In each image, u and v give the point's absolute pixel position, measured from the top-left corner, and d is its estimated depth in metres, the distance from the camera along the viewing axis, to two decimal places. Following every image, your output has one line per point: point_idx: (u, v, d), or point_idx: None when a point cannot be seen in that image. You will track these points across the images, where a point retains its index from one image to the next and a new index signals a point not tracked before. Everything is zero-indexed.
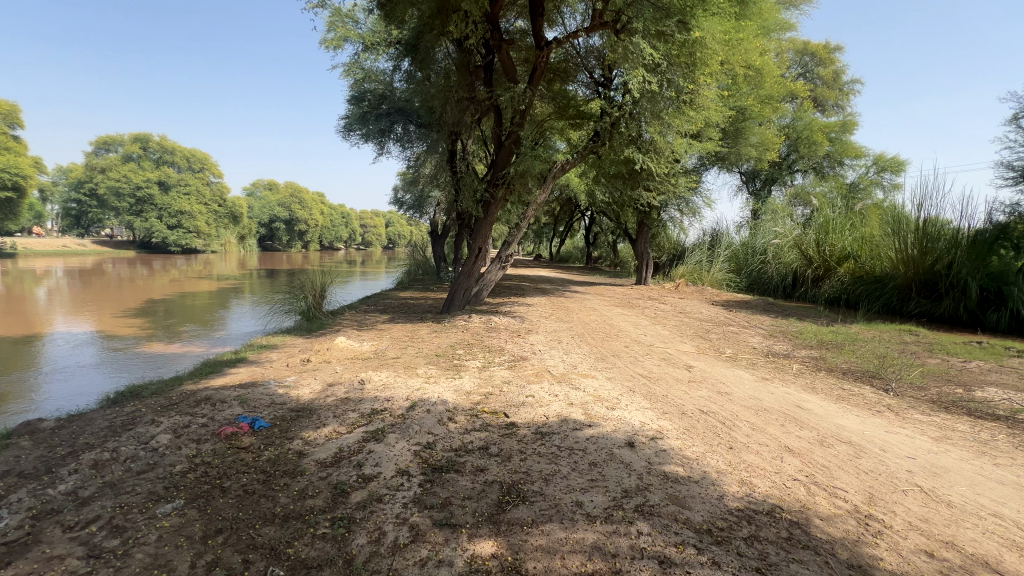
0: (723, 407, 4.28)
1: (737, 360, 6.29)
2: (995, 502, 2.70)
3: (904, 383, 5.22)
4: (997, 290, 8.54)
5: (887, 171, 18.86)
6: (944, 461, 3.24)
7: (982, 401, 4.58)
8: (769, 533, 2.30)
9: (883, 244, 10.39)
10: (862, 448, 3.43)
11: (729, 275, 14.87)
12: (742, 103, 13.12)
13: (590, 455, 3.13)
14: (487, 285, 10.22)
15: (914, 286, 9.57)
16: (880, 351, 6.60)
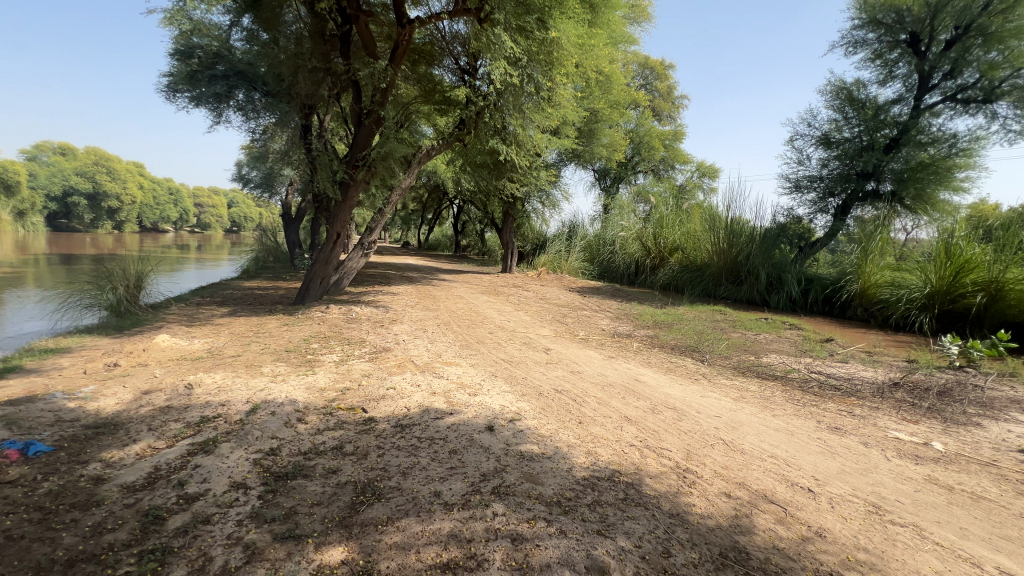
0: (576, 385, 4.64)
1: (589, 341, 6.90)
2: (773, 446, 3.39)
3: (715, 354, 6.26)
4: (777, 277, 10.78)
5: (706, 176, 22.35)
6: (740, 416, 3.97)
7: (766, 365, 5.74)
8: (609, 496, 2.56)
9: (702, 238, 12.34)
10: (683, 412, 4.01)
11: (583, 263, 16.23)
12: (595, 106, 14.29)
13: (450, 443, 3.13)
14: (348, 274, 9.66)
15: (723, 273, 11.58)
16: (698, 328, 7.85)
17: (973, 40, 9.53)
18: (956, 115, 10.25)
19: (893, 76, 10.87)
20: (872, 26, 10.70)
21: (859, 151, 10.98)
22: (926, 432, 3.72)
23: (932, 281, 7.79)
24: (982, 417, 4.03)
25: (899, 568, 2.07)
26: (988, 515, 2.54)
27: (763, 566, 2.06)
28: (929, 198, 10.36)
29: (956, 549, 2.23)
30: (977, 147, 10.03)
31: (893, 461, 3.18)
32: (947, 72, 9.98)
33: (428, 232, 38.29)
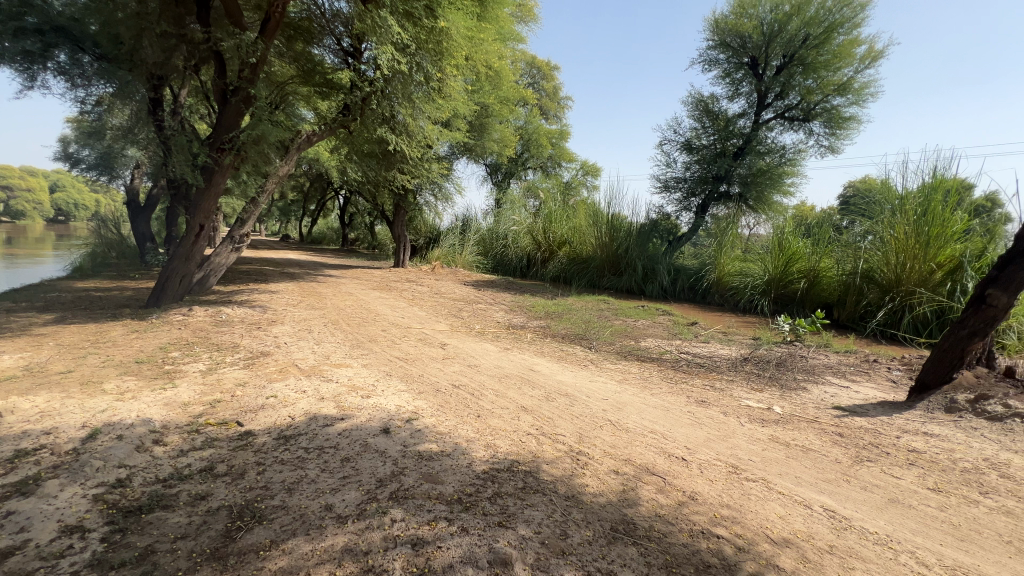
0: (473, 379, 4.64)
1: (485, 334, 6.96)
2: (652, 422, 3.73)
3: (601, 341, 6.72)
4: (651, 268, 11.95)
5: (589, 174, 23.82)
6: (624, 397, 4.31)
7: (644, 349, 6.31)
8: (508, 487, 2.60)
9: (586, 233, 13.16)
10: (575, 397, 4.24)
11: (477, 257, 16.36)
12: (485, 100, 14.37)
13: (342, 451, 2.93)
14: (216, 271, 8.59)
15: (605, 266, 12.52)
16: (586, 317, 8.35)
17: (796, 68, 11.39)
18: (785, 130, 12.18)
19: (739, 93, 12.45)
20: (722, 47, 12.24)
21: (715, 157, 12.55)
22: (769, 398, 4.39)
23: (770, 270, 9.27)
24: (807, 382, 4.88)
25: (753, 517, 2.40)
26: (814, 463, 3.06)
27: (648, 533, 2.25)
28: (766, 200, 12.25)
29: (792, 495, 2.65)
30: (800, 158, 12.02)
31: (746, 426, 3.70)
32: (778, 93, 11.80)
33: (310, 224, 35.50)
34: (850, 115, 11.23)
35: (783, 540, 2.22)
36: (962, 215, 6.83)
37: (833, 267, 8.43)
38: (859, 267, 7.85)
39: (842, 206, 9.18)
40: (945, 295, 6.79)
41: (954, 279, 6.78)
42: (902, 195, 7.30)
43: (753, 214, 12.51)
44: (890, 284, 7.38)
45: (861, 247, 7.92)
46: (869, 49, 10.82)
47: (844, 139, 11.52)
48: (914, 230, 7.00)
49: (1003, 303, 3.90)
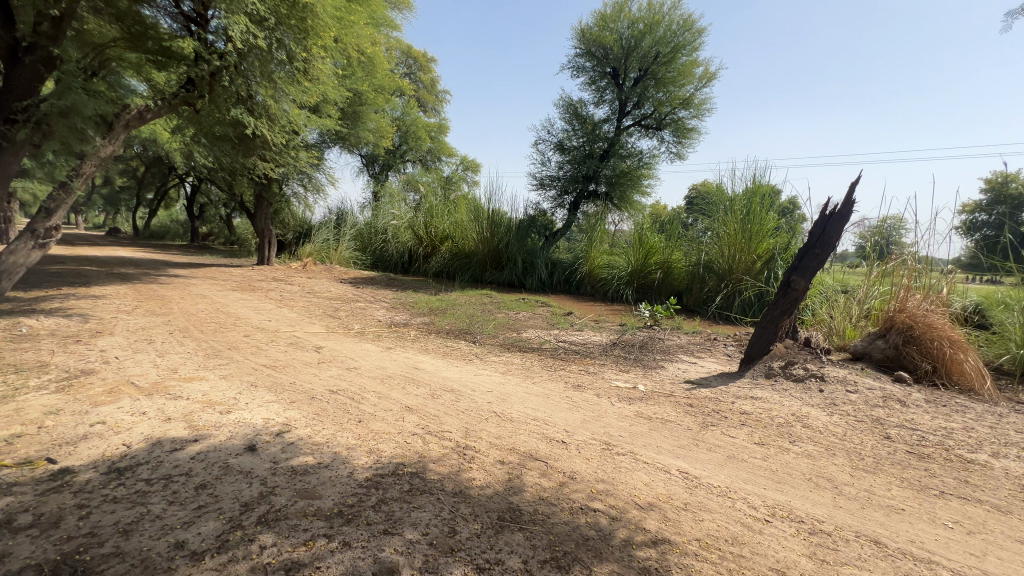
0: (353, 382, 4.39)
1: (365, 333, 6.63)
2: (534, 410, 3.91)
3: (485, 334, 6.84)
4: (530, 262, 12.49)
5: (469, 170, 23.97)
6: (508, 388, 4.45)
7: (526, 340, 6.58)
8: (393, 491, 2.51)
9: (468, 227, 13.25)
10: (460, 392, 4.25)
11: (355, 253, 15.49)
12: (358, 87, 13.60)
13: (196, 478, 2.56)
14: (13, 274, 6.76)
15: (487, 261, 12.78)
16: (470, 312, 8.42)
17: (649, 81, 12.73)
18: (642, 136, 13.51)
19: (603, 100, 13.50)
20: (588, 56, 13.18)
21: (584, 158, 13.45)
22: (634, 378, 4.89)
23: (632, 263, 10.20)
24: (664, 361, 5.54)
25: (624, 488, 2.65)
26: (671, 432, 3.49)
27: (533, 517, 2.35)
28: (628, 199, 13.55)
29: (654, 462, 2.98)
30: (654, 162, 13.39)
31: (615, 405, 4.07)
32: (635, 103, 13.06)
33: (147, 216, 30.28)
34: (692, 127, 12.85)
35: (648, 504, 2.48)
36: (774, 215, 8.38)
37: (681, 259, 9.65)
38: (702, 259, 9.11)
39: (687, 205, 10.55)
40: (763, 280, 8.30)
41: (769, 268, 8.28)
42: (731, 198, 8.72)
43: (617, 212, 13.74)
44: (725, 273, 8.68)
45: (703, 242, 9.24)
46: (705, 70, 12.48)
47: (688, 148, 13.14)
48: (741, 227, 8.35)
49: (802, 286, 4.89)
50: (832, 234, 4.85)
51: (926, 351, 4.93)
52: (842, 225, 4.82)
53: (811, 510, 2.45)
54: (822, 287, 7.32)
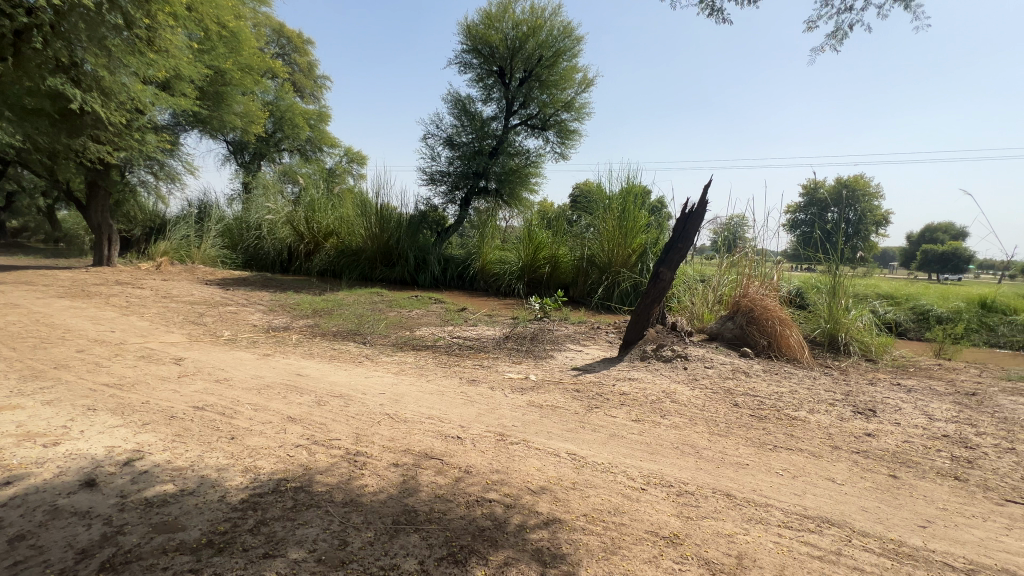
0: (223, 395, 3.93)
1: (237, 340, 5.96)
2: (429, 408, 3.86)
3: (376, 335, 6.56)
4: (422, 259, 12.29)
5: (354, 162, 22.71)
6: (401, 388, 4.32)
7: (419, 338, 6.45)
8: (275, 510, 2.31)
9: (355, 223, 12.57)
10: (349, 397, 4.03)
11: (223, 251, 13.81)
12: (219, 64, 12.09)
13: (10, 529, 2.09)
14: None
15: (377, 258, 12.28)
16: (359, 312, 8.01)
17: (534, 83, 13.21)
18: (528, 136, 13.93)
19: (490, 98, 13.70)
20: (475, 53, 13.28)
21: (473, 154, 13.50)
22: (526, 369, 5.08)
23: (522, 258, 10.62)
24: (553, 350, 5.84)
25: (517, 475, 2.74)
26: (560, 418, 3.69)
27: (429, 516, 2.33)
28: (517, 195, 13.93)
29: (545, 448, 3.13)
30: (540, 161, 13.88)
31: (509, 396, 4.18)
32: (522, 103, 13.44)
33: None
34: (574, 129, 13.56)
35: (540, 488, 2.60)
36: (645, 213, 9.23)
37: (567, 254, 10.21)
38: (585, 253, 9.72)
39: (571, 203, 11.17)
40: (637, 272, 9.10)
41: (642, 261, 9.12)
42: (609, 197, 9.46)
43: (507, 208, 14.05)
44: (605, 266, 9.37)
45: (586, 238, 9.87)
46: (584, 76, 13.25)
47: (571, 148, 13.84)
48: (618, 224, 9.10)
49: (668, 277, 5.50)
50: (691, 231, 5.50)
51: (763, 329, 5.85)
52: (698, 222, 5.50)
53: (678, 475, 2.77)
54: (685, 277, 8.25)
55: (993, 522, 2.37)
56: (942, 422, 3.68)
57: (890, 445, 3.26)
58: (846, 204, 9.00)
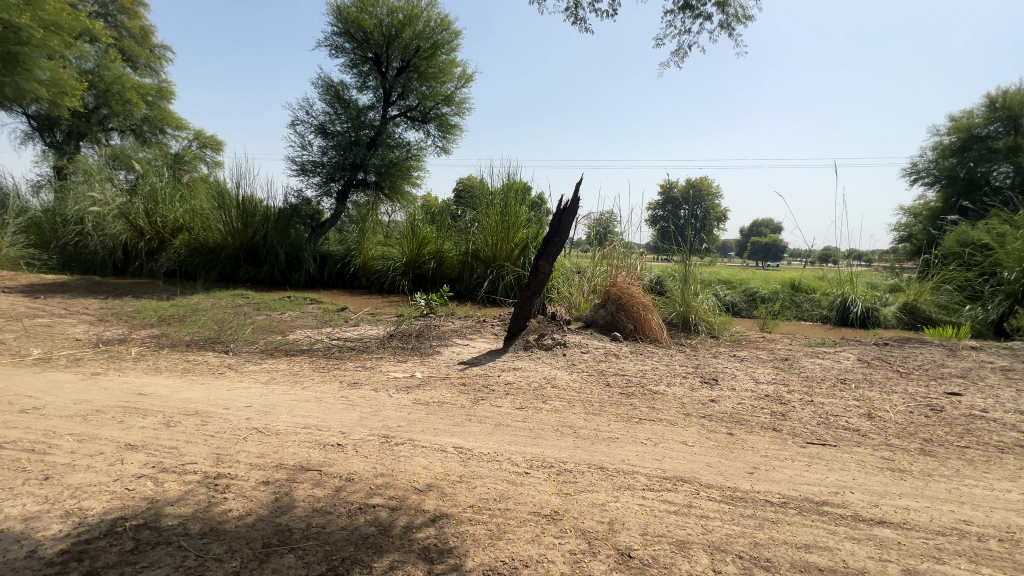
0: (33, 428, 3.20)
1: (52, 359, 4.89)
2: (304, 417, 3.57)
3: (240, 342, 5.86)
4: (296, 256, 11.34)
5: (208, 148, 19.95)
6: (271, 399, 3.94)
7: (293, 342, 5.93)
8: (109, 557, 1.97)
9: (211, 217, 11.10)
10: (207, 414, 3.56)
11: (28, 250, 11.19)
12: (11, 18, 9.70)
13: None
14: None
15: (241, 255, 11.03)
16: (219, 317, 7.10)
17: (412, 74, 12.86)
18: (408, 128, 13.51)
19: (366, 86, 13.05)
20: (347, 37, 12.51)
21: (349, 145, 12.71)
22: (412, 367, 4.98)
23: (406, 253, 10.35)
24: (440, 346, 5.79)
25: (403, 476, 2.68)
26: (447, 413, 3.68)
27: (306, 532, 2.17)
28: (398, 189, 13.46)
29: (432, 445, 3.10)
30: (422, 154, 13.56)
31: (393, 396, 4.06)
32: (400, 93, 13.01)
33: None
34: (455, 123, 13.46)
35: (427, 486, 2.58)
36: (525, 209, 9.56)
37: (452, 249, 10.19)
38: (470, 248, 9.77)
39: (455, 198, 11.14)
40: (520, 266, 9.40)
41: (524, 255, 9.44)
42: (491, 193, 9.62)
43: (389, 202, 13.52)
44: (490, 260, 9.54)
45: (470, 233, 9.93)
46: (463, 71, 13.21)
47: (452, 143, 13.72)
48: (500, 219, 9.32)
49: (547, 270, 5.79)
50: (566, 225, 5.83)
51: (630, 314, 6.47)
52: (572, 218, 5.86)
53: (558, 455, 2.95)
54: (564, 269, 8.71)
55: (799, 461, 2.93)
56: (766, 384, 4.45)
57: (729, 407, 3.85)
58: (694, 203, 10.31)
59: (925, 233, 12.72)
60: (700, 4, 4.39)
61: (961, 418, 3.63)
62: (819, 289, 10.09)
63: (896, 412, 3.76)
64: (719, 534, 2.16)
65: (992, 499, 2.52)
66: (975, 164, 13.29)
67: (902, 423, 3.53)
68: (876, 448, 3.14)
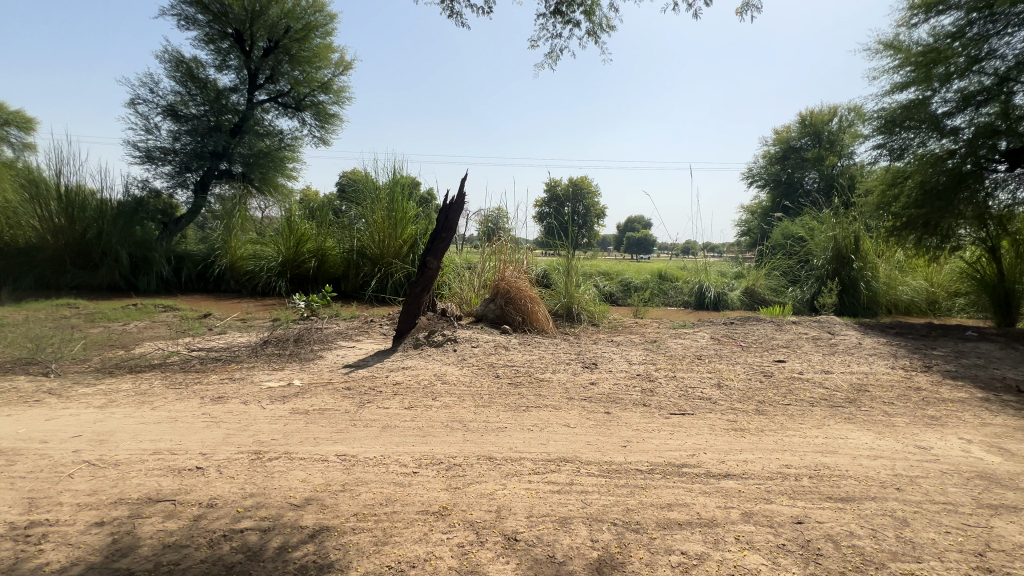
0: None
1: None
2: (153, 442, 3.09)
3: (66, 360, 4.87)
4: (143, 257, 9.74)
5: (12, 126, 16.16)
6: (110, 425, 3.34)
7: (140, 357, 5.09)
8: None
9: (22, 211, 9.09)
10: (17, 451, 2.91)
11: None
12: None
13: None
14: None
15: (66, 257, 9.20)
16: (35, 333, 5.82)
17: (282, 56, 11.75)
18: (280, 115, 12.34)
19: (227, 65, 11.70)
20: (200, 8, 11.11)
21: (208, 130, 11.24)
22: (290, 375, 4.57)
23: (282, 251, 9.48)
24: (322, 350, 5.40)
25: (277, 493, 2.45)
26: (329, 420, 3.46)
27: None
28: (271, 181, 12.21)
29: (312, 455, 2.89)
30: (297, 144, 12.46)
31: (267, 408, 3.69)
32: (268, 76, 11.85)
33: None
34: (334, 113, 12.58)
35: (304, 500, 2.39)
36: (414, 205, 9.22)
37: (335, 246, 9.54)
38: (354, 246, 9.22)
39: (338, 192, 10.44)
40: (410, 263, 9.01)
41: (414, 252, 9.01)
42: (376, 187, 9.15)
43: (260, 196, 12.21)
44: (377, 257, 9.08)
45: (355, 229, 9.34)
46: (341, 58, 12.37)
47: (332, 134, 12.83)
48: (386, 215, 8.89)
49: (435, 266, 5.70)
50: (453, 221, 5.79)
51: (518, 307, 6.66)
52: (459, 213, 5.84)
53: (448, 451, 2.94)
54: (454, 265, 8.63)
55: (664, 431, 3.28)
56: (638, 364, 4.91)
57: (606, 388, 4.17)
58: (575, 200, 10.94)
59: (759, 227, 15.03)
60: (569, 11, 4.65)
61: (785, 381, 4.37)
62: (681, 278, 11.38)
63: (738, 380, 4.40)
64: (596, 506, 2.33)
65: (805, 444, 3.07)
66: (793, 170, 16.02)
67: (743, 389, 4.14)
68: (724, 413, 3.64)
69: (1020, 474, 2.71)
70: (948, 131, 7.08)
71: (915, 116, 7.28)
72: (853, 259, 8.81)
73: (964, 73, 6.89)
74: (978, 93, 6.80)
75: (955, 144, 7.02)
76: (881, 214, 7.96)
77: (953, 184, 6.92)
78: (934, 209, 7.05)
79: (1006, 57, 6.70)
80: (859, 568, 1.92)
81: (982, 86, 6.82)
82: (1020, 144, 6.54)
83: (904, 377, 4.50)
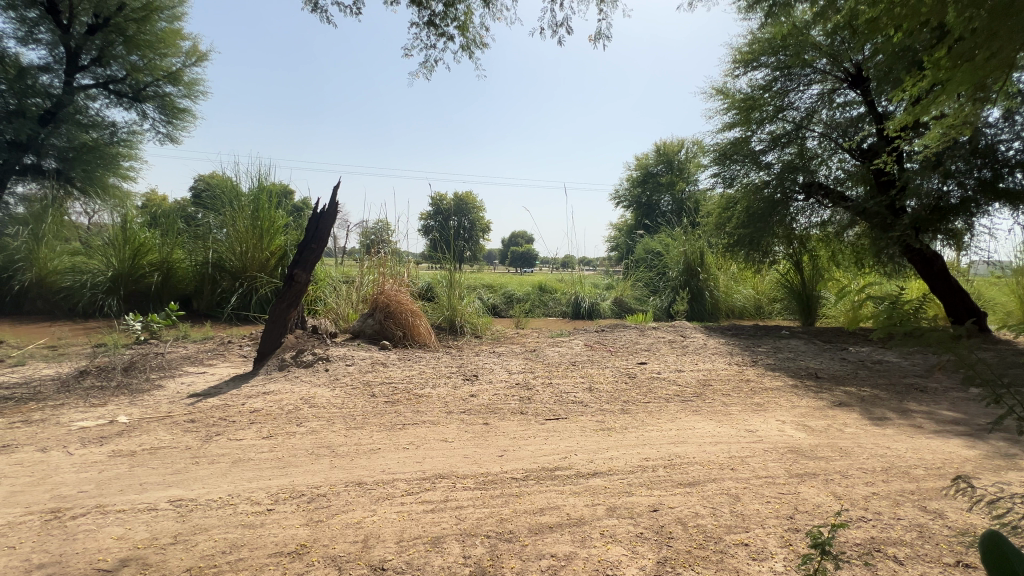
0: None
1: None
2: None
3: None
4: None
5: None
6: None
7: None
8: None
9: None
10: None
11: None
12: None
13: None
14: None
15: None
16: None
17: (114, 36, 9.96)
18: (112, 105, 10.49)
19: (34, 39, 9.51)
20: None
21: (6, 116, 8.94)
22: (113, 410, 3.79)
23: (113, 264, 7.98)
24: (161, 378, 4.59)
25: (79, 559, 1.98)
26: (163, 460, 2.93)
27: None
28: (99, 183, 10.40)
29: (135, 505, 2.41)
30: (135, 140, 10.73)
31: (76, 453, 3.01)
32: (94, 58, 9.97)
33: None
34: (184, 107, 11.06)
35: (119, 562, 1.97)
36: (283, 214, 8.38)
37: (184, 258, 8.30)
38: (209, 258, 8.09)
39: (193, 197, 9.21)
40: (278, 277, 8.12)
41: (283, 265, 8.20)
42: (238, 194, 8.11)
43: (85, 199, 10.39)
44: (238, 271, 8.06)
45: (211, 239, 8.19)
46: (193, 47, 10.94)
47: (182, 131, 11.24)
48: (251, 224, 7.90)
49: (303, 279, 5.24)
50: (325, 230, 5.38)
51: (398, 321, 6.41)
52: (332, 222, 5.45)
53: (311, 481, 2.67)
54: (330, 279, 8.04)
55: (539, 437, 3.37)
56: (517, 373, 5.03)
57: (485, 399, 4.18)
58: (460, 214, 10.96)
59: (624, 243, 16.58)
60: (443, 24, 4.68)
61: (646, 381, 4.82)
62: (559, 289, 12.02)
63: (607, 382, 4.73)
64: (470, 520, 2.28)
65: (661, 438, 3.38)
66: (651, 193, 18.12)
67: (611, 391, 4.46)
68: (594, 414, 3.87)
69: (817, 445, 3.31)
70: (763, 165, 8.55)
71: (740, 151, 8.67)
72: (698, 272, 10.17)
73: (772, 119, 8.42)
74: (782, 136, 8.35)
75: (768, 176, 8.51)
76: (719, 233, 9.32)
77: (768, 209, 8.34)
78: (756, 229, 8.41)
79: (800, 109, 8.33)
80: (702, 544, 2.14)
81: (785, 130, 8.38)
82: (811, 179, 8.17)
83: (737, 371, 5.26)
